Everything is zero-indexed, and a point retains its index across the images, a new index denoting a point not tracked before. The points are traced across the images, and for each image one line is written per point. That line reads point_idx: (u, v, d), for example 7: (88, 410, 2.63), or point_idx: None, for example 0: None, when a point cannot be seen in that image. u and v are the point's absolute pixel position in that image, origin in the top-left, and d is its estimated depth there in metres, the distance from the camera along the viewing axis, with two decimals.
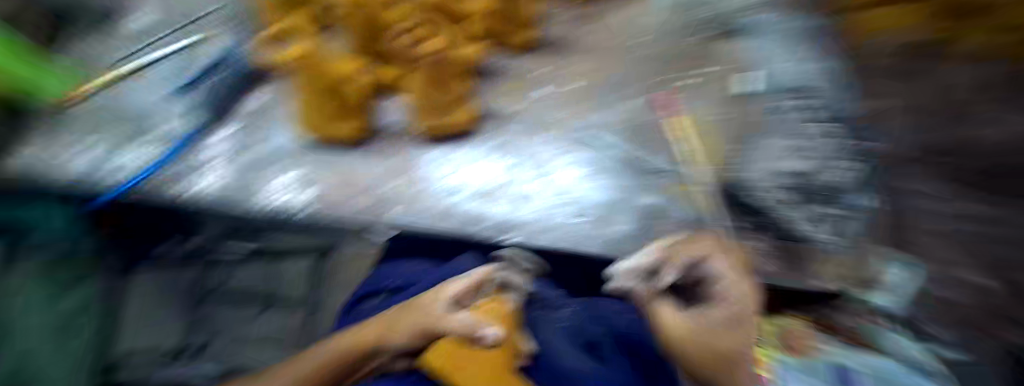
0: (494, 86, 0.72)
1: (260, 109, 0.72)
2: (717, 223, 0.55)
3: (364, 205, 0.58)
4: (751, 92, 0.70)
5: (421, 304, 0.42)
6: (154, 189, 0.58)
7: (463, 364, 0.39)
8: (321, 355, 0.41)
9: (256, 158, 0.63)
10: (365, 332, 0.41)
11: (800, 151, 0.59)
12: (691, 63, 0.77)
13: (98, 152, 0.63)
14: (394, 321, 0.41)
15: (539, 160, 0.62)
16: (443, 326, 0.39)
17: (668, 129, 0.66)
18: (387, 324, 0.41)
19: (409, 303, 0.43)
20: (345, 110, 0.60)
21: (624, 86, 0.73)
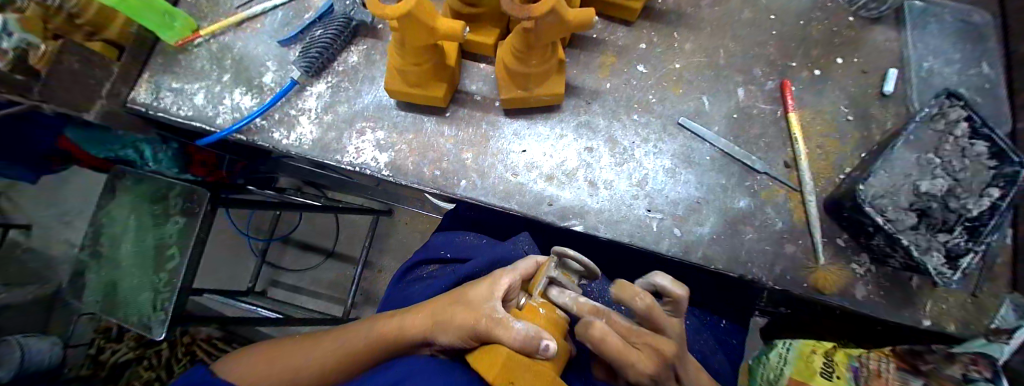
0: (592, 57, 0.60)
1: (351, 64, 0.64)
2: (809, 239, 0.53)
3: (437, 173, 0.57)
4: (893, 91, 0.59)
5: (470, 302, 0.43)
6: (253, 133, 0.60)
7: (522, 376, 0.35)
8: (370, 331, 0.48)
9: (338, 115, 0.61)
10: (413, 324, 0.46)
11: (937, 168, 0.55)
12: (835, 43, 0.62)
13: (202, 91, 0.64)
14: (441, 320, 0.44)
15: (620, 149, 0.56)
16: (498, 326, 0.38)
17: (785, 124, 0.57)
18: (434, 319, 0.45)
19: (460, 298, 0.45)
20: (429, 73, 0.54)
21: (749, 64, 0.60)
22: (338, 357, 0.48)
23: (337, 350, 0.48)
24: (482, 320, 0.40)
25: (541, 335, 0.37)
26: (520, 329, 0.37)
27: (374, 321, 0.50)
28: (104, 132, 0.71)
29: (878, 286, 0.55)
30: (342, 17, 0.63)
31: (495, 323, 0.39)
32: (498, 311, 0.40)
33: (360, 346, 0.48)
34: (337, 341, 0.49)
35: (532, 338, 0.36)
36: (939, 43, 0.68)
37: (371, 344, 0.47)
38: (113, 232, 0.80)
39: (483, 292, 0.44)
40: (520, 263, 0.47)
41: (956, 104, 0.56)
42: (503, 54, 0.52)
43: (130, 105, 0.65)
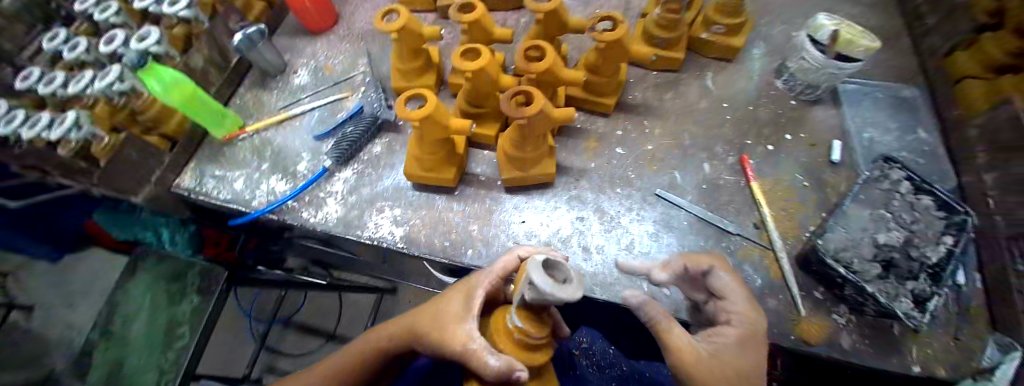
0: (578, 142, 0.70)
1: (373, 153, 0.74)
2: (788, 293, 0.59)
3: (446, 243, 0.64)
4: (839, 160, 0.69)
5: (443, 314, 0.47)
6: (284, 213, 0.68)
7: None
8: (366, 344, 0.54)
9: (361, 196, 0.69)
10: (395, 335, 0.52)
11: (890, 221, 0.63)
12: (782, 123, 0.73)
13: (241, 177, 0.74)
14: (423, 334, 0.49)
15: (608, 217, 0.64)
16: (470, 355, 0.42)
17: (750, 191, 0.65)
18: (411, 329, 0.51)
19: (438, 314, 0.48)
20: (441, 159, 0.63)
21: (712, 143, 0.70)
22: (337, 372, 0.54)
23: (334, 363, 0.54)
24: (454, 345, 0.44)
25: (513, 366, 0.40)
26: (495, 364, 0.40)
27: (364, 337, 0.56)
28: (134, 213, 0.79)
29: (860, 335, 0.59)
30: (370, 117, 0.75)
31: (470, 352, 0.42)
32: (472, 340, 0.43)
33: (354, 359, 0.54)
34: (335, 363, 0.54)
35: (502, 373, 0.39)
36: (876, 116, 0.80)
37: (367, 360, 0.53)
38: (128, 312, 0.79)
39: (456, 305, 0.47)
40: (503, 259, 0.50)
41: (894, 166, 0.66)
42: (503, 142, 0.63)
43: (174, 189, 0.74)
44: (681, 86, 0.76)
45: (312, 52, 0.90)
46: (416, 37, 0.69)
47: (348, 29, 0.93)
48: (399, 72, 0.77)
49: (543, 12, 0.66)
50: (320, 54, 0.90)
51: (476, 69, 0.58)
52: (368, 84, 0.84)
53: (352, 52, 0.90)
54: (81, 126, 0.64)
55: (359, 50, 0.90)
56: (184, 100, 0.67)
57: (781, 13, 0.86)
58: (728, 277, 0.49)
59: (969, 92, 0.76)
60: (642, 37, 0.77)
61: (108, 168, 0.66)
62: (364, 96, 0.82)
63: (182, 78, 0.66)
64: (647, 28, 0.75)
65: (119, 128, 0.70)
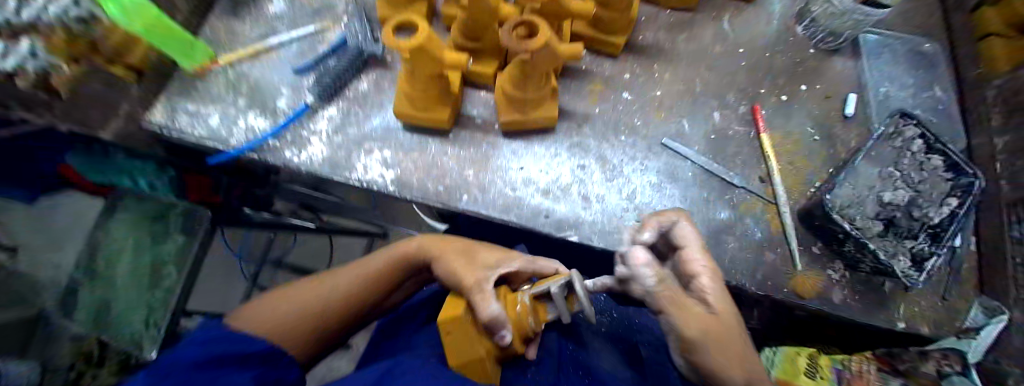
0: (582, 86, 0.66)
1: (361, 91, 0.69)
2: (786, 247, 0.59)
3: (440, 188, 0.61)
4: (853, 114, 0.66)
5: (474, 257, 0.52)
6: (266, 153, 0.65)
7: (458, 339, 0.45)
8: (393, 256, 0.58)
9: (349, 136, 0.66)
10: (419, 253, 0.58)
11: (898, 180, 0.61)
12: (799, 72, 0.69)
13: (217, 113, 0.69)
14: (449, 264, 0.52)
15: (610, 165, 0.61)
16: (476, 292, 0.46)
17: (758, 143, 0.63)
18: (432, 252, 0.57)
19: (470, 256, 0.52)
20: (435, 97, 0.59)
21: (723, 91, 0.66)
22: (356, 279, 0.57)
23: (357, 267, 0.58)
24: (473, 280, 0.47)
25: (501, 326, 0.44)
26: (495, 310, 0.43)
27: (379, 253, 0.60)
28: (111, 157, 0.74)
29: (852, 290, 0.60)
30: (354, 49, 0.70)
31: (479, 290, 0.45)
32: (486, 282, 0.46)
33: (373, 269, 0.57)
34: (350, 272, 0.57)
35: (498, 324, 0.43)
36: (894, 70, 0.76)
37: (383, 275, 0.57)
38: (112, 251, 0.84)
39: (489, 256, 0.52)
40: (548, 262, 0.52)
41: (910, 122, 0.62)
42: (503, 82, 0.58)
43: (144, 125, 0.69)
44: (696, 29, 0.71)
45: None
46: None
47: None
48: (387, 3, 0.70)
49: None
50: None
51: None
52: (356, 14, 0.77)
53: None
54: (37, 57, 0.53)
55: None
56: (152, 25, 0.58)
57: None
58: (690, 231, 0.46)
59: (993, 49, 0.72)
60: None
61: (70, 102, 0.60)
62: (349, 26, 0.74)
63: (147, 5, 0.56)
64: None
65: (80, 58, 0.58)
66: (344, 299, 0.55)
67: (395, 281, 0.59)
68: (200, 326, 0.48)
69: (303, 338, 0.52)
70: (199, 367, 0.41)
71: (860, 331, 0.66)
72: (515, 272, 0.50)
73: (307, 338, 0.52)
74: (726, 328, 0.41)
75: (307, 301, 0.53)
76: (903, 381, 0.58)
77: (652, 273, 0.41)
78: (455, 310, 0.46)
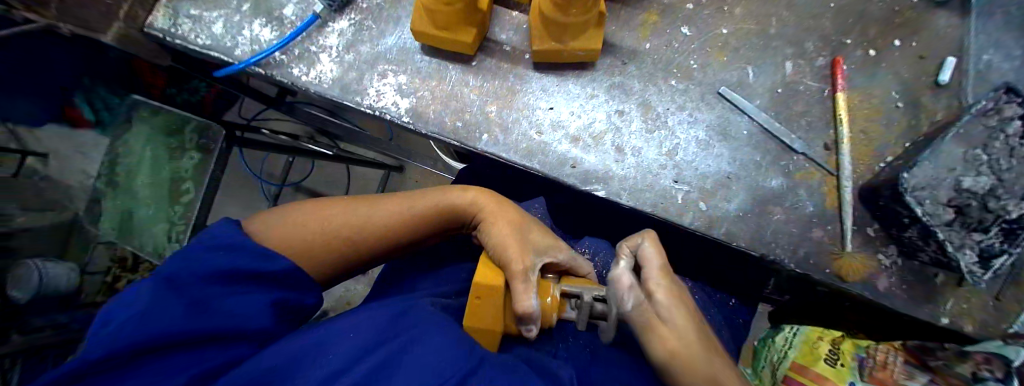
0: (633, 14, 0.56)
1: (376, 1, 0.60)
2: (840, 225, 0.52)
3: (458, 124, 0.55)
4: (951, 79, 0.55)
5: (525, 238, 0.49)
6: (272, 68, 0.58)
7: (485, 313, 0.42)
8: (444, 203, 0.51)
9: (360, 55, 0.58)
10: (470, 211, 0.52)
11: (982, 165, 0.52)
12: (895, 21, 0.57)
13: (221, 20, 0.61)
14: (505, 240, 0.47)
15: (652, 114, 0.53)
16: (519, 279, 0.43)
17: (831, 103, 0.54)
18: (487, 211, 0.51)
19: (525, 240, 0.48)
20: (459, 15, 0.50)
21: (802, 37, 0.56)
22: (397, 223, 0.50)
23: (404, 210, 0.50)
24: (523, 265, 0.45)
25: (532, 324, 0.43)
26: (533, 306, 0.41)
27: (429, 193, 0.52)
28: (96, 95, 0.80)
29: (900, 280, 0.54)
30: None
31: (524, 281, 0.43)
32: (532, 272, 0.45)
33: (418, 213, 0.51)
34: (395, 207, 0.51)
35: (532, 317, 0.42)
36: (1004, 34, 0.63)
37: (426, 227, 0.51)
38: (130, 162, 0.82)
39: (542, 241, 0.50)
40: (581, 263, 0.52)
41: (1014, 100, 0.51)
42: (542, 1, 0.49)
43: (147, 30, 0.62)
44: None
45: None
46: None
47: None
48: None
49: None
50: None
51: None
52: None
53: None
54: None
55: None
56: None
57: None
58: (652, 251, 0.46)
59: None
60: None
61: None
62: None
63: None
64: None
65: None
66: (379, 240, 0.50)
67: (439, 230, 0.53)
68: (221, 222, 0.46)
69: (324, 264, 0.48)
70: (215, 279, 0.40)
71: (890, 321, 0.62)
72: (557, 264, 0.49)
73: (332, 266, 0.49)
74: (690, 349, 0.43)
75: (340, 227, 0.48)
76: (930, 378, 0.52)
77: (629, 297, 0.45)
78: (496, 281, 0.43)
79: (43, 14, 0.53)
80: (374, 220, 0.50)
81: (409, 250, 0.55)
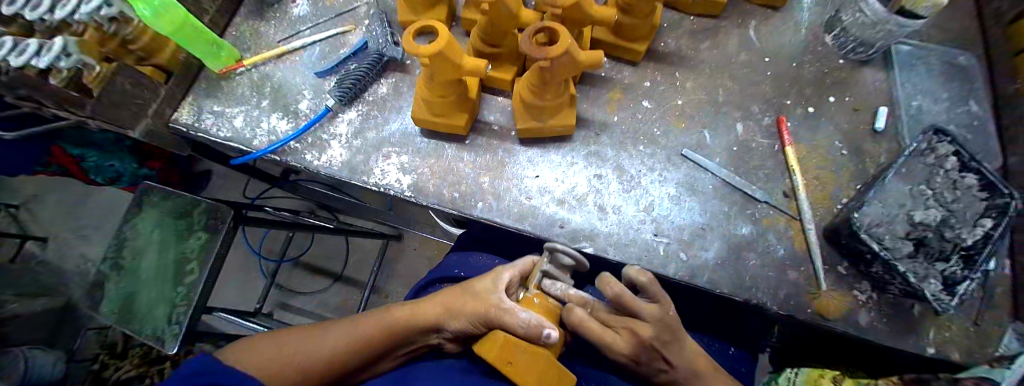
0: (600, 93, 0.64)
1: (381, 95, 0.69)
2: (811, 266, 0.56)
3: (455, 195, 0.60)
4: (884, 127, 0.63)
5: (473, 290, 0.53)
6: (287, 155, 0.65)
7: (518, 357, 0.42)
8: (399, 309, 0.54)
9: (367, 140, 0.65)
10: (425, 312, 0.53)
11: (930, 199, 0.58)
12: (828, 83, 0.66)
13: (242, 114, 0.69)
14: (456, 307, 0.52)
15: (627, 176, 0.60)
16: (500, 312, 0.47)
17: (783, 157, 0.61)
18: (446, 308, 0.53)
19: (470, 290, 0.53)
20: (453, 104, 0.59)
21: (747, 102, 0.64)
22: (362, 335, 0.53)
23: (368, 326, 0.53)
24: (492, 309, 0.48)
25: (542, 325, 0.45)
26: (525, 316, 0.45)
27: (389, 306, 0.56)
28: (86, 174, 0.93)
29: (879, 313, 0.57)
30: (375, 54, 0.69)
31: (503, 311, 0.47)
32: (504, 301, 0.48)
33: (381, 323, 0.53)
34: (358, 321, 0.54)
35: (535, 326, 0.45)
36: (927, 84, 0.73)
37: (379, 332, 0.52)
38: (139, 245, 0.87)
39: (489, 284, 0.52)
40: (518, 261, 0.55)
41: (943, 139, 0.59)
42: (521, 88, 0.57)
43: (173, 125, 0.69)
44: (719, 36, 0.69)
45: None
46: None
47: None
48: (406, 4, 0.68)
49: None
50: None
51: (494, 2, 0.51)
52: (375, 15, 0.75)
53: None
54: (70, 55, 0.60)
55: None
56: (174, 28, 0.60)
57: None
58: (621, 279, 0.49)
59: None
60: None
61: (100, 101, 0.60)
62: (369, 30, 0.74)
63: (173, 4, 0.58)
64: None
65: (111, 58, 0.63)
66: (351, 350, 0.52)
67: (409, 336, 0.54)
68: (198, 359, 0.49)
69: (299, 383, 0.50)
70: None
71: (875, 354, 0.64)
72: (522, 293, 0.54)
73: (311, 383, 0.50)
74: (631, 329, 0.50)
75: (306, 350, 0.51)
76: None
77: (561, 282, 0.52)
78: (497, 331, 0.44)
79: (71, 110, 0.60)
80: (341, 339, 0.52)
81: (385, 360, 0.56)
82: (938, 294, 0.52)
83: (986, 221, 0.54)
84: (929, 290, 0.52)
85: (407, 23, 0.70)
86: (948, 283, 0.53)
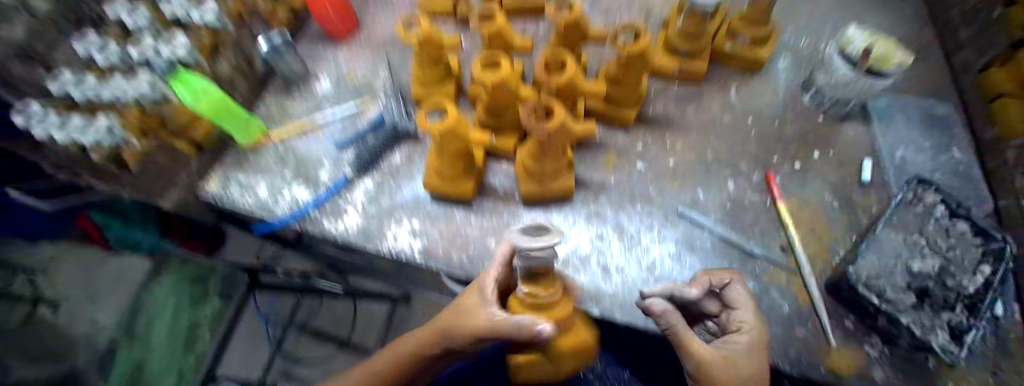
0: (596, 157, 0.69)
1: (394, 164, 0.74)
2: (817, 321, 0.55)
3: (464, 258, 0.63)
4: (871, 179, 0.66)
5: (461, 304, 0.50)
6: (305, 223, 0.68)
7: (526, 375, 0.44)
8: (402, 349, 0.54)
9: (380, 208, 0.69)
10: (424, 342, 0.52)
11: (925, 248, 0.58)
12: (811, 139, 0.70)
13: (266, 185, 0.73)
14: (446, 330, 0.50)
15: (628, 235, 0.62)
16: (493, 332, 0.46)
17: (776, 212, 0.63)
18: (439, 333, 0.52)
19: (457, 304, 0.51)
20: (462, 172, 0.63)
21: (735, 160, 0.68)
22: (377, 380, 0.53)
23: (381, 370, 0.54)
24: (483, 327, 0.47)
25: (535, 323, 0.44)
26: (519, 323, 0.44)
27: (393, 344, 0.56)
28: None
29: (893, 367, 0.54)
30: (390, 128, 0.75)
31: (497, 325, 0.46)
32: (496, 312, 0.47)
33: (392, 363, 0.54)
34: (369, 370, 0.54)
35: (530, 328, 0.43)
36: (909, 134, 0.75)
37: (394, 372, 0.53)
38: (150, 313, 0.88)
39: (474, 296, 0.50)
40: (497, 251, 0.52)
41: (929, 188, 0.63)
42: (522, 155, 0.62)
43: (201, 197, 0.72)
44: (703, 100, 0.74)
45: (331, 62, 0.90)
46: (440, 53, 0.69)
47: (372, 42, 0.93)
48: (422, 84, 0.76)
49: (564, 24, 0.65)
50: (339, 64, 0.89)
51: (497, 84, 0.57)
52: (396, 95, 0.82)
53: (377, 61, 0.89)
54: (115, 136, 0.64)
55: (383, 60, 0.89)
56: (212, 108, 0.67)
57: (792, 33, 0.85)
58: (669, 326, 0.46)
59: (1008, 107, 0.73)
60: (665, 51, 0.76)
61: None
62: (387, 105, 0.80)
63: (211, 87, 0.66)
64: (670, 40, 0.75)
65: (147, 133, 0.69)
66: None
67: (422, 366, 0.55)
68: None
69: None
70: None
71: None
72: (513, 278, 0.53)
73: None
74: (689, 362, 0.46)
75: None
76: None
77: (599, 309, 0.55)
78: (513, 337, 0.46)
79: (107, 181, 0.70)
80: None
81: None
82: (947, 346, 0.50)
83: (985, 268, 0.56)
84: (938, 341, 0.50)
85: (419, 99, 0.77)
86: (955, 334, 0.52)
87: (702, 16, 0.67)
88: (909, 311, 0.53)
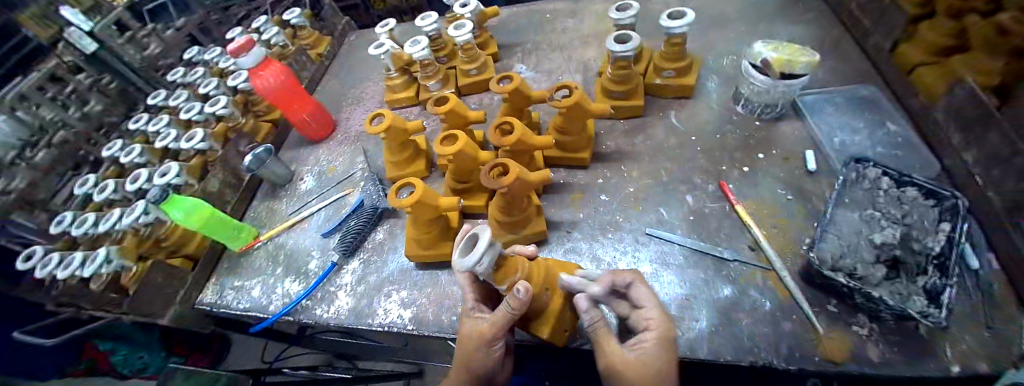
0: (563, 197, 0.74)
1: (378, 240, 0.77)
2: (800, 311, 0.57)
3: (454, 318, 0.64)
4: (816, 167, 0.71)
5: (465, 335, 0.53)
6: (299, 313, 0.70)
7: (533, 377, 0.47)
8: None
9: (369, 285, 0.71)
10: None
11: (882, 219, 0.60)
12: (753, 143, 0.77)
13: (258, 285, 0.76)
14: (470, 364, 0.52)
15: (605, 264, 0.65)
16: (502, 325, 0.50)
17: (737, 215, 0.67)
18: (476, 376, 0.52)
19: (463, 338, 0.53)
20: (438, 236, 0.67)
21: (688, 176, 0.74)
22: None
23: None
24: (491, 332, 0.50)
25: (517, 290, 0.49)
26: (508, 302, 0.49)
27: None
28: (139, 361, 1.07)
29: (887, 343, 0.52)
30: (371, 208, 0.79)
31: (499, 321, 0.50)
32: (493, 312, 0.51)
33: None
34: None
35: (517, 297, 0.49)
36: (841, 120, 0.80)
37: None
38: None
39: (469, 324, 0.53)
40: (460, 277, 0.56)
41: (868, 164, 0.65)
42: (492, 210, 0.66)
43: (197, 306, 0.75)
44: (649, 129, 0.82)
45: (311, 158, 0.97)
46: (401, 133, 0.76)
47: (346, 134, 1.01)
48: (392, 163, 0.82)
49: (507, 93, 0.72)
50: (317, 159, 0.96)
51: (454, 152, 0.63)
52: (371, 178, 0.87)
53: (351, 149, 0.96)
54: (111, 261, 0.72)
55: (356, 148, 0.96)
56: (203, 223, 0.71)
57: (715, 57, 0.95)
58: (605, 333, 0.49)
59: (923, 73, 0.75)
60: (605, 94, 0.85)
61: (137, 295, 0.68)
62: (364, 189, 0.85)
63: (202, 203, 0.71)
64: (607, 86, 0.83)
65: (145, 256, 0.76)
66: None
67: None
68: None
69: None
70: None
71: None
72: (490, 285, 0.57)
73: None
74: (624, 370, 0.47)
75: None
76: None
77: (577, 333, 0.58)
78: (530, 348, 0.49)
79: (109, 309, 0.70)
80: None
81: None
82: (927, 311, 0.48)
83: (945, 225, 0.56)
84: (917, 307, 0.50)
85: (392, 177, 0.83)
86: (933, 296, 0.51)
87: (627, 61, 0.78)
88: (879, 283, 0.54)
